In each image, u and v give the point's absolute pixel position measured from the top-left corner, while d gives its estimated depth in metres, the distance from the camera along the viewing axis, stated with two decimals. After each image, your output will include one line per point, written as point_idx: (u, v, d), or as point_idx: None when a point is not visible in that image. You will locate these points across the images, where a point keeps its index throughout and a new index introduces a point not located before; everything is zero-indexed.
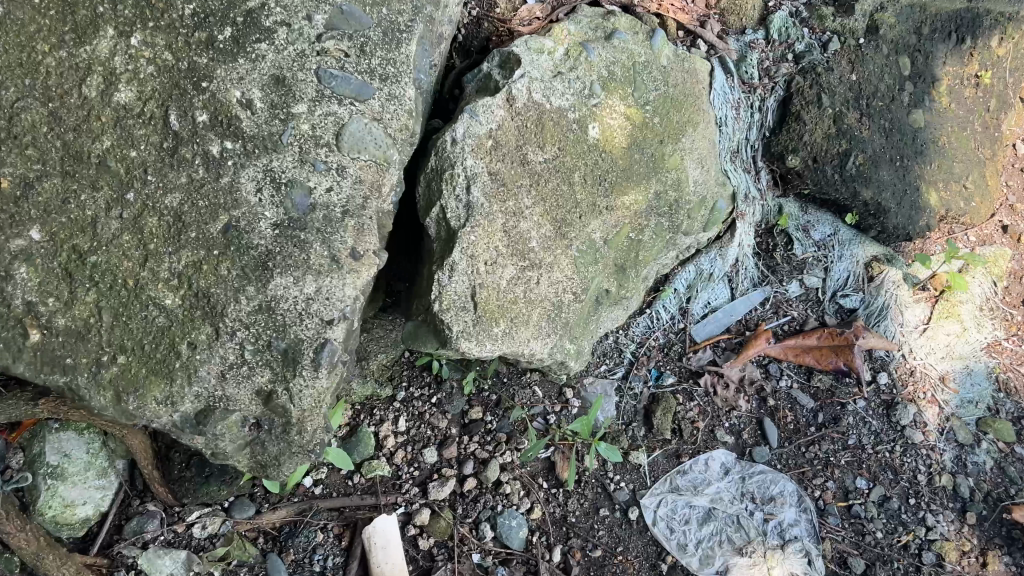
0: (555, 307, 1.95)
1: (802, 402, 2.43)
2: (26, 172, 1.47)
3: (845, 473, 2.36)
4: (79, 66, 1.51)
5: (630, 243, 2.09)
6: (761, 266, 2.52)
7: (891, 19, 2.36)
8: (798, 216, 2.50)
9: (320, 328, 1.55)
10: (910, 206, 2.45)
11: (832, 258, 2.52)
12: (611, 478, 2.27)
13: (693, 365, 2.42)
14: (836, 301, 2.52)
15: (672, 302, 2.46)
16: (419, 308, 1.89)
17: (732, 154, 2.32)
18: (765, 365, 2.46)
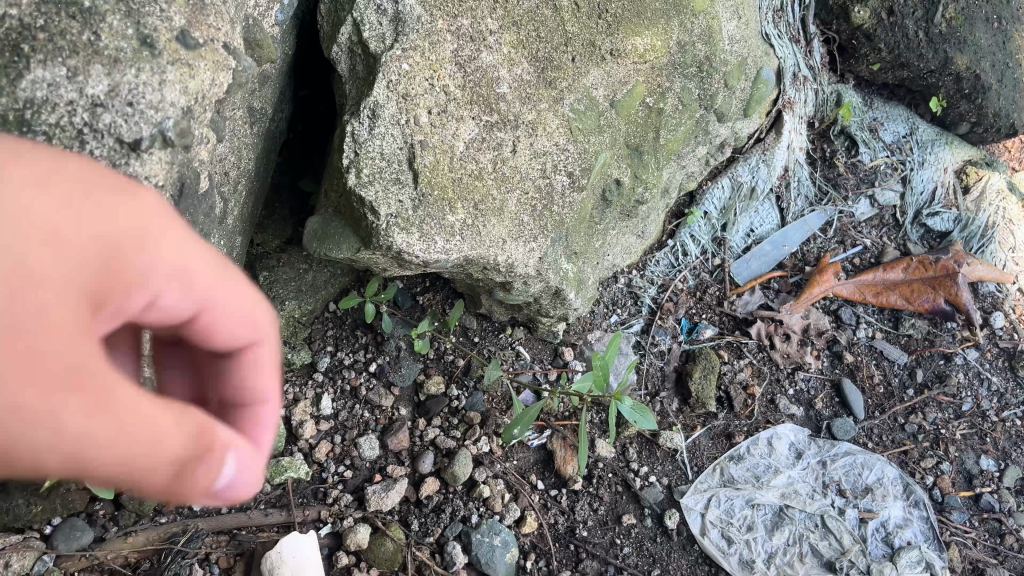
0: (542, 193, 1.28)
1: (891, 356, 1.75)
2: None
3: (963, 450, 1.69)
4: None
5: (646, 114, 1.43)
6: (817, 180, 1.86)
7: None
8: (862, 111, 1.87)
9: (114, 154, 0.85)
10: (1012, 85, 1.83)
11: (912, 164, 1.88)
12: (635, 469, 1.58)
13: (740, 311, 1.74)
14: (921, 223, 1.87)
15: (702, 230, 1.79)
16: (331, 195, 1.19)
17: (775, 14, 1.71)
18: (836, 312, 1.78)
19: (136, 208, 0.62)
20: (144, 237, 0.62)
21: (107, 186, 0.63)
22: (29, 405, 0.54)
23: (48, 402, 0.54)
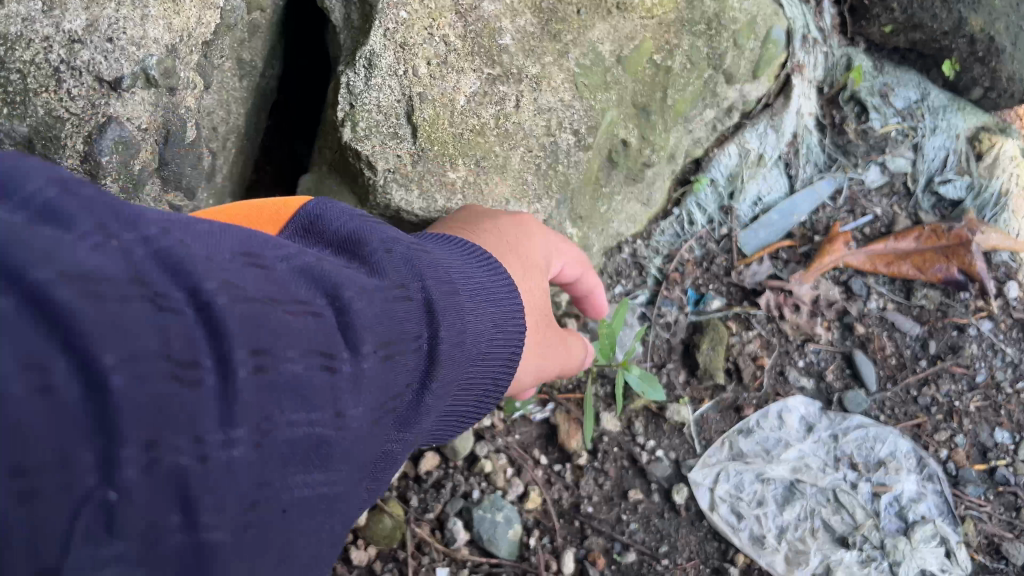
0: (546, 150, 1.22)
1: (903, 327, 1.70)
2: None
3: (977, 423, 1.64)
4: None
5: (654, 72, 1.37)
6: (827, 146, 1.81)
7: None
8: (873, 76, 1.81)
9: (93, 94, 0.80)
10: None
11: (923, 131, 1.82)
12: (642, 444, 1.54)
13: (749, 282, 1.68)
14: (932, 191, 1.81)
15: (709, 198, 1.73)
16: (330, 159, 1.13)
17: None
18: (846, 282, 1.73)
19: (537, 234, 1.12)
20: (517, 255, 1.08)
21: (516, 225, 1.10)
22: (532, 334, 1.06)
23: (537, 339, 1.07)
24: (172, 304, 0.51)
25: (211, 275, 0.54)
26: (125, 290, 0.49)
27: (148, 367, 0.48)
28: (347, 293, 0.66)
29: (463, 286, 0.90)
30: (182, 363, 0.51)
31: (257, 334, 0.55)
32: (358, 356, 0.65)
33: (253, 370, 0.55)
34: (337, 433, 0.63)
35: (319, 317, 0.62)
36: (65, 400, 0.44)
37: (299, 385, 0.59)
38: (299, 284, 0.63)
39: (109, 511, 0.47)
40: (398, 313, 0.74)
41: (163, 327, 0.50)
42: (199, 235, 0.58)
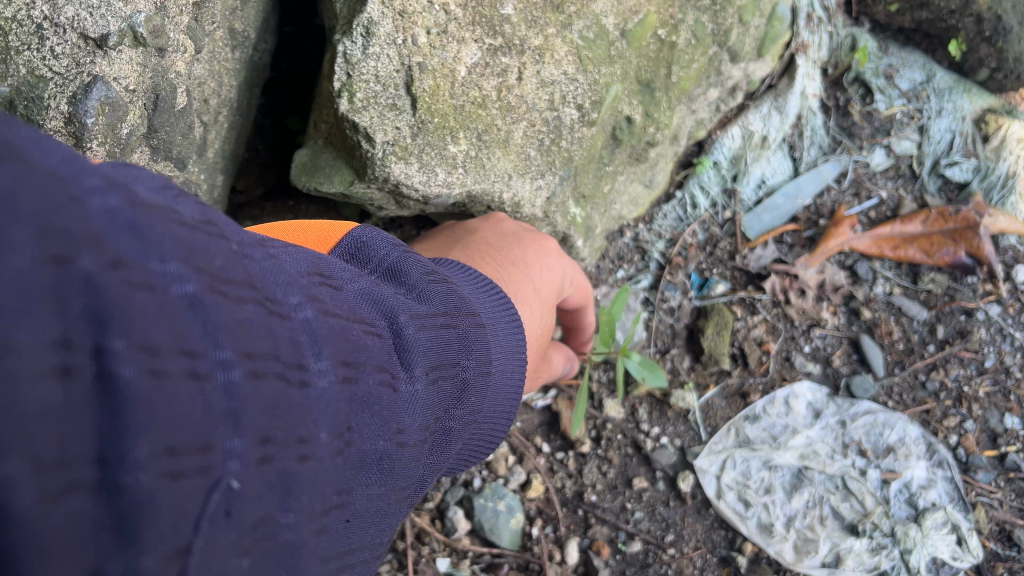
0: (549, 125, 1.19)
1: (910, 311, 1.66)
2: None
3: (987, 408, 1.60)
4: None
5: (658, 47, 1.33)
6: (831, 129, 1.78)
7: None
8: (877, 57, 1.79)
9: (78, 52, 0.75)
10: None
11: (927, 113, 1.79)
12: (646, 431, 1.50)
13: (753, 266, 1.64)
14: (938, 173, 1.78)
15: (712, 180, 1.70)
16: (328, 134, 1.09)
17: None
18: (852, 266, 1.69)
19: (553, 262, 1.16)
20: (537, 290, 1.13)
21: (537, 253, 1.15)
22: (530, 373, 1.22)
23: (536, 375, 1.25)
24: (281, 309, 0.48)
25: (299, 289, 0.52)
26: (244, 290, 0.44)
27: (268, 369, 0.44)
28: (402, 318, 0.67)
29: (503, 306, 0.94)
30: (290, 366, 0.47)
31: (342, 349, 0.54)
32: (413, 378, 0.66)
33: (338, 381, 0.53)
34: (397, 451, 0.63)
35: (379, 338, 0.62)
36: (209, 390, 0.39)
37: (369, 400, 0.58)
38: (363, 306, 0.63)
39: (229, 501, 0.41)
40: (445, 336, 0.75)
41: (275, 331, 0.46)
42: (276, 250, 0.55)
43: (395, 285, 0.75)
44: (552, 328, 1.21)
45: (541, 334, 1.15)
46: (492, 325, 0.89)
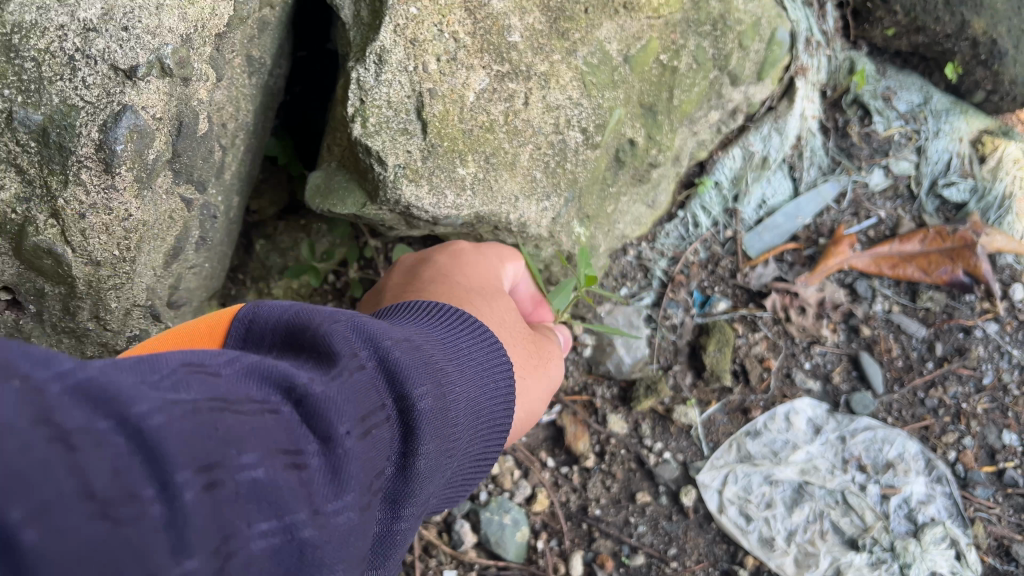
0: (554, 148, 1.23)
1: (909, 329, 1.69)
2: None
3: (985, 425, 1.62)
4: None
5: (659, 72, 1.37)
6: (830, 150, 1.82)
7: None
8: (875, 79, 1.82)
9: (108, 82, 0.79)
10: None
11: (925, 135, 1.82)
12: (649, 446, 1.53)
13: (753, 283, 1.68)
14: (936, 194, 1.81)
15: (714, 200, 1.73)
16: (341, 160, 1.13)
17: None
18: (851, 284, 1.72)
19: (494, 257, 1.25)
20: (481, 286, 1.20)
21: (472, 253, 1.24)
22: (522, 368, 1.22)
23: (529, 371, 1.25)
24: (96, 440, 0.46)
25: (143, 401, 0.50)
26: (31, 438, 0.44)
27: (76, 516, 0.44)
28: (300, 383, 0.63)
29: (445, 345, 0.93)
30: (112, 499, 0.46)
31: (202, 451, 0.52)
32: (331, 445, 0.63)
33: (201, 489, 0.51)
34: (323, 528, 0.60)
35: (275, 416, 0.60)
36: None
37: (259, 491, 0.55)
38: (248, 386, 0.60)
39: None
40: (365, 389, 0.72)
41: (83, 466, 0.45)
42: (126, 365, 0.54)
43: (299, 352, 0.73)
44: (518, 320, 1.25)
45: (500, 319, 1.19)
46: (428, 360, 0.85)
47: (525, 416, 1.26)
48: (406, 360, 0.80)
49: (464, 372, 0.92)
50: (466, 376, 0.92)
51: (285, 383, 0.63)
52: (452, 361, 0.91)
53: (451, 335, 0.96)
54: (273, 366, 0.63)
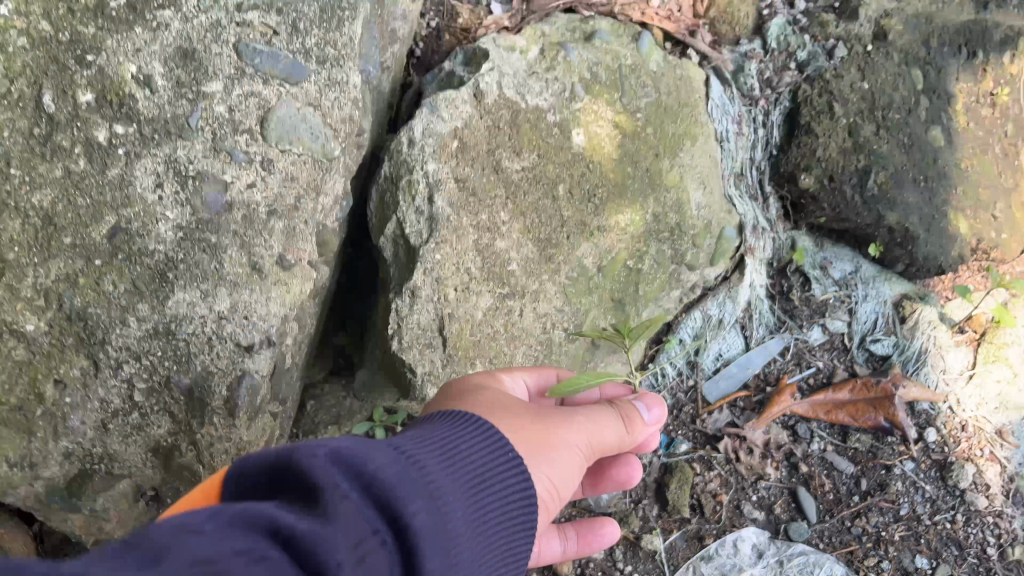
0: (543, 345, 1.60)
1: (840, 466, 2.04)
2: None
3: (901, 550, 1.96)
4: None
5: (627, 273, 1.75)
6: (776, 311, 2.18)
7: (898, 26, 2.11)
8: (814, 252, 2.20)
9: (234, 354, 1.26)
10: (939, 234, 2.14)
11: (856, 298, 2.19)
12: (621, 567, 1.89)
13: (709, 428, 2.04)
14: (866, 347, 2.16)
15: (679, 355, 2.09)
16: (370, 335, 1.59)
17: (736, 178, 2.03)
18: (792, 426, 2.07)
19: (495, 376, 1.36)
20: (475, 396, 1.24)
21: (472, 382, 1.33)
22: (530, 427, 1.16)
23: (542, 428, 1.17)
24: None
25: None
26: None
27: None
28: (287, 520, 0.71)
29: (422, 449, 0.94)
30: None
31: None
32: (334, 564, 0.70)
33: None
34: None
35: (268, 556, 0.67)
36: None
37: None
38: (233, 534, 0.67)
39: None
40: (351, 518, 0.75)
41: None
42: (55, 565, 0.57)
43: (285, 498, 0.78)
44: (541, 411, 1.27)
45: (504, 404, 1.21)
46: (409, 473, 0.86)
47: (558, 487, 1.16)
48: (391, 479, 0.83)
49: (451, 477, 0.92)
50: (453, 479, 0.93)
51: (274, 524, 0.70)
52: (438, 468, 0.92)
53: (447, 436, 1.02)
54: (264, 512, 0.71)
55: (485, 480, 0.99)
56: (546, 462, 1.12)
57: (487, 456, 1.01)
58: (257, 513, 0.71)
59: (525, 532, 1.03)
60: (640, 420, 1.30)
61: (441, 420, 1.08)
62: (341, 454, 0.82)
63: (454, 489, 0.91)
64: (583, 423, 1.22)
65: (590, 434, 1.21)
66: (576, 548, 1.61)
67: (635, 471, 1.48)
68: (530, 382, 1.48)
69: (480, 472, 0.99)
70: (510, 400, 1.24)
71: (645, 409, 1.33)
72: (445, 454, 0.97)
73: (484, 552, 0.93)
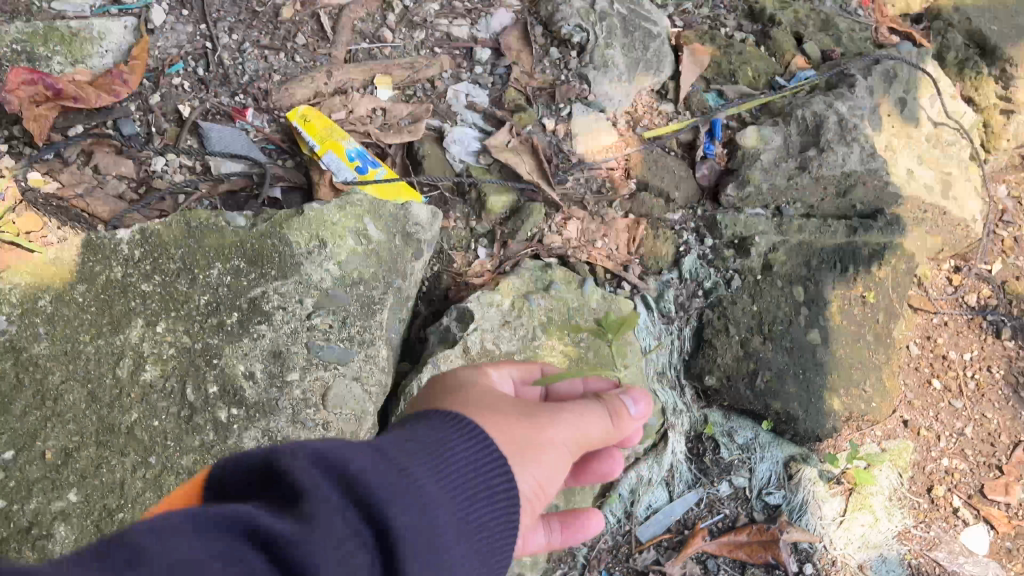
0: None
1: None
2: (90, 452, 1.84)
3: None
4: (132, 388, 1.89)
5: None
6: (693, 469, 2.82)
7: (782, 258, 2.83)
8: (722, 422, 2.85)
9: None
10: (816, 412, 2.81)
11: (754, 459, 2.84)
12: None
13: (639, 564, 2.69)
14: (762, 497, 2.82)
15: (618, 506, 2.71)
16: None
17: (659, 376, 2.74)
18: (703, 561, 2.73)
19: (482, 380, 1.60)
20: (470, 399, 1.47)
21: (457, 386, 1.54)
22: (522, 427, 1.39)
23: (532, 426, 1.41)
24: None
25: None
26: None
27: None
28: (268, 522, 0.93)
29: (410, 451, 1.16)
30: None
31: None
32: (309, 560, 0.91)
33: None
34: None
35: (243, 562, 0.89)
36: None
37: None
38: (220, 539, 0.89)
39: None
40: (333, 521, 0.96)
41: None
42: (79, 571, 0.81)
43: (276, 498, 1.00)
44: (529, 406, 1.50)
45: (497, 406, 1.44)
46: (395, 473, 1.07)
47: (546, 480, 1.40)
48: (372, 480, 1.03)
49: (436, 477, 1.13)
50: (437, 482, 1.13)
51: (255, 528, 0.92)
52: (422, 467, 1.13)
53: (436, 437, 1.24)
54: (247, 516, 0.93)
55: (469, 480, 1.20)
56: (536, 457, 1.36)
57: (466, 455, 1.23)
58: (242, 515, 0.93)
59: (503, 517, 1.23)
60: (626, 415, 1.54)
61: (435, 419, 1.31)
62: (327, 458, 1.03)
63: (435, 491, 1.11)
64: (570, 420, 1.46)
65: (575, 430, 1.45)
66: (561, 539, 1.82)
67: (615, 465, 1.81)
68: (516, 379, 1.76)
69: (460, 475, 1.19)
70: (500, 398, 1.49)
71: (634, 403, 1.56)
72: (431, 458, 1.17)
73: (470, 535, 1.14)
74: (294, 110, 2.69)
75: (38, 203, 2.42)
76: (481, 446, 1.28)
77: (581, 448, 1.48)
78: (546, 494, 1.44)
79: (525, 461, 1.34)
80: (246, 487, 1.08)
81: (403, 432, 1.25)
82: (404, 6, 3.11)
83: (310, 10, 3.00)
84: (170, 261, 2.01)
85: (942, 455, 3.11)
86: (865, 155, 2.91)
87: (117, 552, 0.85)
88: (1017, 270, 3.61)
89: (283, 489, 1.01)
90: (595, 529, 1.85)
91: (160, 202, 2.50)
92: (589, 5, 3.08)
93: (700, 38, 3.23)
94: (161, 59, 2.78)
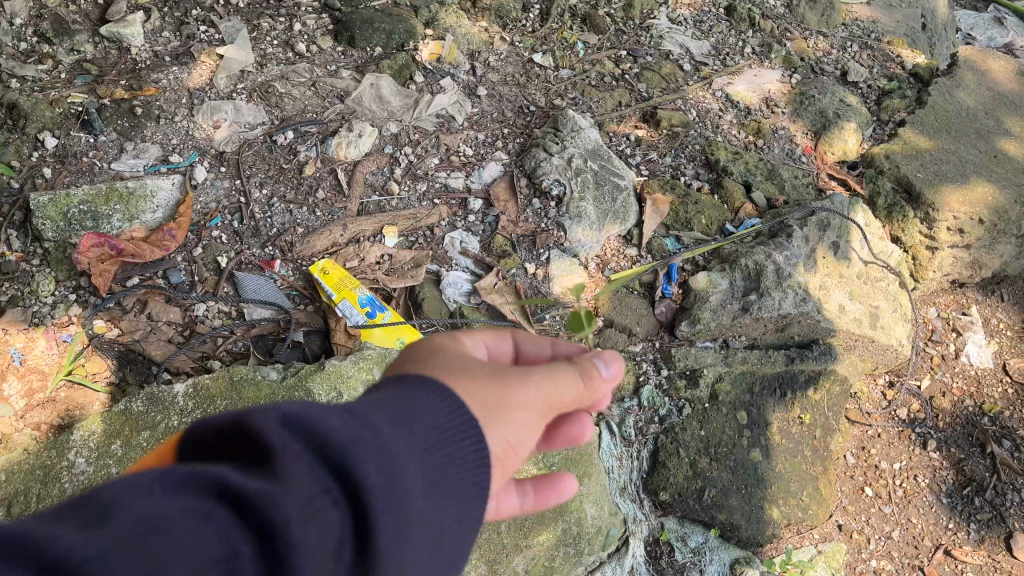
0: None
1: None
2: None
3: None
4: None
5: (545, 569, 2.80)
6: (650, 569, 3.11)
7: (727, 386, 3.36)
8: (677, 528, 3.20)
9: None
10: (757, 520, 3.22)
11: (705, 561, 3.16)
12: None
13: None
14: None
15: None
16: None
17: (621, 490, 3.15)
18: None
19: (451, 343, 1.60)
20: (439, 365, 1.44)
21: (429, 350, 1.53)
22: (491, 392, 1.38)
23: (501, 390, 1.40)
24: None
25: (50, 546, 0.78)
26: None
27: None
28: (236, 480, 0.91)
29: (382, 414, 1.16)
30: None
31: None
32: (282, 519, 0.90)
33: None
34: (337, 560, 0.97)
35: (212, 521, 0.87)
36: None
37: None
38: (186, 497, 0.88)
39: None
40: (304, 481, 0.96)
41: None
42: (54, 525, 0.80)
43: (244, 459, 0.99)
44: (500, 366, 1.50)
45: (470, 370, 1.43)
46: (367, 435, 1.08)
47: (515, 444, 1.40)
48: (344, 442, 1.03)
49: (407, 442, 1.14)
50: (408, 446, 1.14)
51: (221, 485, 0.90)
52: (394, 431, 1.14)
53: (409, 397, 1.24)
54: (215, 475, 0.91)
55: (441, 442, 1.21)
56: (501, 420, 1.36)
57: (438, 420, 1.24)
58: (207, 474, 0.91)
59: (476, 486, 1.26)
60: (597, 376, 1.52)
61: (407, 381, 1.30)
62: (298, 420, 1.03)
63: (403, 452, 1.11)
64: (541, 383, 1.45)
65: (545, 393, 1.45)
66: (534, 503, 1.85)
67: (586, 429, 1.77)
68: (489, 344, 1.76)
69: (432, 437, 1.20)
70: (470, 362, 1.48)
71: (604, 365, 1.54)
72: (403, 418, 1.18)
73: (440, 500, 1.16)
74: (315, 264, 3.22)
75: (102, 347, 2.93)
76: (452, 411, 1.27)
77: (552, 410, 1.47)
78: (520, 456, 1.46)
79: (491, 423, 1.34)
80: (213, 447, 1.07)
81: (373, 395, 1.24)
82: (408, 160, 3.66)
83: (329, 167, 3.55)
84: (216, 410, 2.50)
85: (872, 556, 3.54)
86: (798, 299, 3.44)
87: (81, 514, 0.83)
88: (944, 385, 4.09)
89: (253, 447, 1.01)
90: (568, 492, 1.86)
91: (202, 343, 2.99)
92: (566, 162, 3.61)
93: (662, 188, 3.76)
94: (203, 213, 3.32)
